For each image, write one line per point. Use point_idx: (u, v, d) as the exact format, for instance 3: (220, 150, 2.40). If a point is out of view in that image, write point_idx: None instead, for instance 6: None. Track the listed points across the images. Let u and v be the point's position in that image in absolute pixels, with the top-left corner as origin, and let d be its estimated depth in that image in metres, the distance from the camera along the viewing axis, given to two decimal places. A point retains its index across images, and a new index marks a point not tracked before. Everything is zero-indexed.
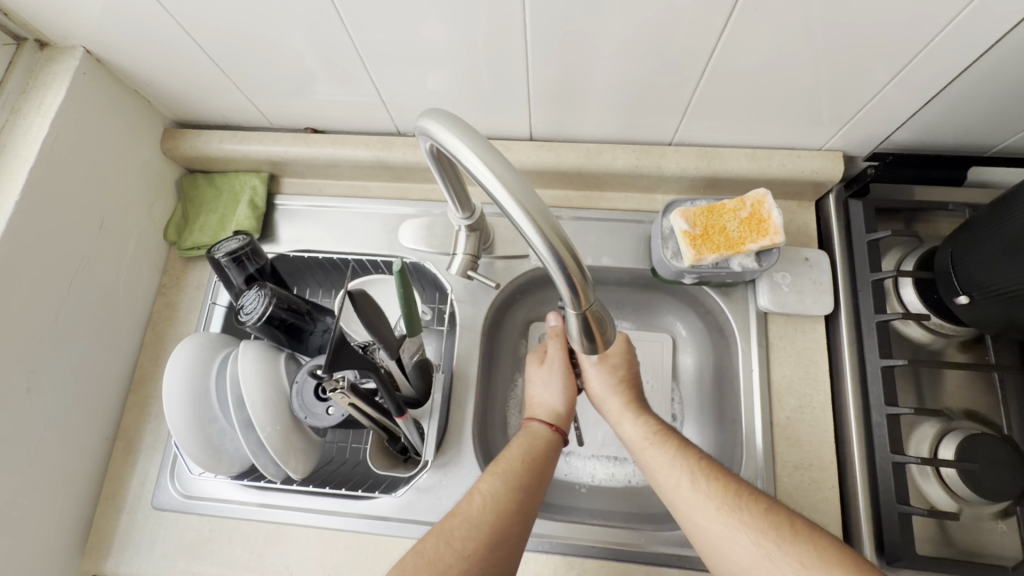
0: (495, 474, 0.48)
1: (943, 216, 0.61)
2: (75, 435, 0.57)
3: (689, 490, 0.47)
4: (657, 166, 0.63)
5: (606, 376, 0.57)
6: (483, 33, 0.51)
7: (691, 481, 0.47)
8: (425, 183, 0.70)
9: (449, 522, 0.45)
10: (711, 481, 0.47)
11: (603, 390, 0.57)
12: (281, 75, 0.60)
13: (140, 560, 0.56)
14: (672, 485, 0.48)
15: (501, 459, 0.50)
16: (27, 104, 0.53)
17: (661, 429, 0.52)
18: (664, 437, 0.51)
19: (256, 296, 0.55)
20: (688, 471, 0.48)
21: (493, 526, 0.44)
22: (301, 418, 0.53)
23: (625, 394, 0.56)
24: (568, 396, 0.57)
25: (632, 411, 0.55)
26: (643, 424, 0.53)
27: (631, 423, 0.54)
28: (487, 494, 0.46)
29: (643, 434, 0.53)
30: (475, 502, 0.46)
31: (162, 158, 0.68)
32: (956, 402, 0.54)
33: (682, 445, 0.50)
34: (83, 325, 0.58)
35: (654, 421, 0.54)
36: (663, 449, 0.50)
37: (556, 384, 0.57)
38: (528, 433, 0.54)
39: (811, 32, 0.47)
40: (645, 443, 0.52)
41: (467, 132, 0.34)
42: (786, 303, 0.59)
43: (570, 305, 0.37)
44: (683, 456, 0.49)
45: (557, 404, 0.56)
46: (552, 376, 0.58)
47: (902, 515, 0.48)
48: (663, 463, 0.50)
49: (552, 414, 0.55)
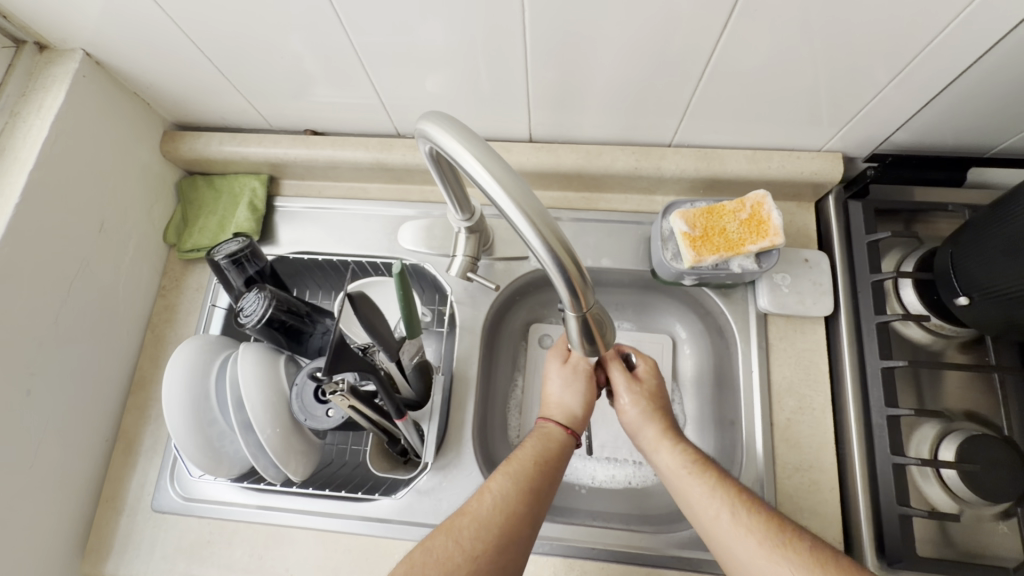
0: (506, 474, 0.48)
1: (943, 217, 0.60)
2: (75, 438, 0.57)
3: (729, 522, 0.44)
4: (657, 168, 0.63)
5: (641, 404, 0.55)
6: (482, 34, 0.51)
7: (731, 512, 0.45)
8: (424, 185, 0.70)
9: (458, 521, 0.45)
10: (752, 515, 0.44)
11: (639, 417, 0.54)
12: (280, 77, 0.60)
13: (140, 562, 0.56)
14: (711, 516, 0.45)
15: (513, 461, 0.49)
16: (27, 106, 0.53)
17: (699, 458, 0.50)
18: (703, 467, 0.49)
19: (256, 299, 0.55)
20: (726, 502, 0.46)
21: (503, 528, 0.44)
22: (301, 421, 0.52)
23: (660, 421, 0.54)
24: (587, 400, 0.55)
25: (669, 438, 0.52)
26: (680, 452, 0.51)
27: (667, 451, 0.51)
28: (498, 493, 0.46)
29: (680, 463, 0.50)
30: (485, 502, 0.46)
31: (161, 160, 0.68)
32: (956, 403, 0.54)
33: (720, 475, 0.48)
34: (83, 327, 0.58)
35: (693, 449, 0.51)
36: (702, 479, 0.48)
37: (576, 387, 0.56)
38: (541, 433, 0.52)
39: (810, 33, 0.47)
40: (682, 471, 0.49)
41: (466, 134, 0.34)
42: (786, 304, 0.59)
43: (570, 307, 0.37)
44: (722, 487, 0.47)
45: (575, 407, 0.54)
46: (574, 378, 0.56)
47: (902, 516, 0.48)
48: (702, 493, 0.47)
49: (569, 416, 0.54)
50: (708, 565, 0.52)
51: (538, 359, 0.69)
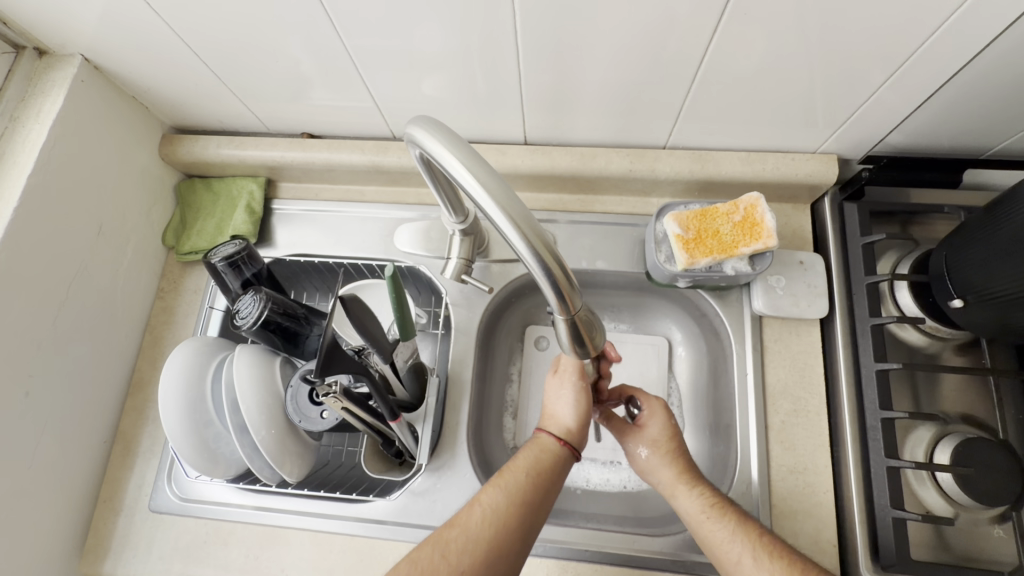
0: (498, 487, 0.48)
1: (938, 218, 0.60)
2: (74, 438, 0.58)
3: (752, 567, 0.44)
4: (651, 170, 0.63)
5: (648, 452, 0.54)
6: (476, 39, 0.51)
7: (753, 557, 0.44)
8: (420, 187, 0.70)
9: (447, 533, 0.45)
10: (776, 560, 0.44)
11: (650, 463, 0.54)
12: (277, 81, 0.60)
13: (137, 562, 0.57)
14: (733, 560, 0.45)
15: (507, 472, 0.49)
16: (26, 111, 0.54)
17: (719, 501, 0.49)
18: (723, 511, 0.48)
19: (251, 301, 0.56)
20: (747, 545, 0.45)
21: (492, 543, 0.44)
22: (296, 422, 0.53)
23: (675, 465, 0.52)
24: (581, 411, 0.53)
25: (686, 482, 0.51)
26: (699, 496, 0.49)
27: (686, 496, 0.50)
28: (488, 506, 0.46)
29: (699, 507, 0.49)
30: (475, 515, 0.46)
31: (160, 163, 0.68)
32: (952, 406, 0.54)
33: (741, 519, 0.47)
34: (82, 330, 0.58)
35: (712, 492, 0.50)
36: (723, 522, 0.47)
37: (568, 396, 0.53)
38: (538, 446, 0.51)
39: (803, 34, 0.47)
40: (702, 516, 0.48)
41: (452, 139, 0.34)
42: (780, 306, 0.59)
43: (558, 311, 0.37)
44: (743, 531, 0.46)
45: (566, 416, 0.53)
46: (565, 387, 0.54)
47: (896, 520, 0.47)
48: (723, 537, 0.46)
49: (562, 428, 0.52)
50: (701, 568, 0.52)
51: (534, 361, 0.69)
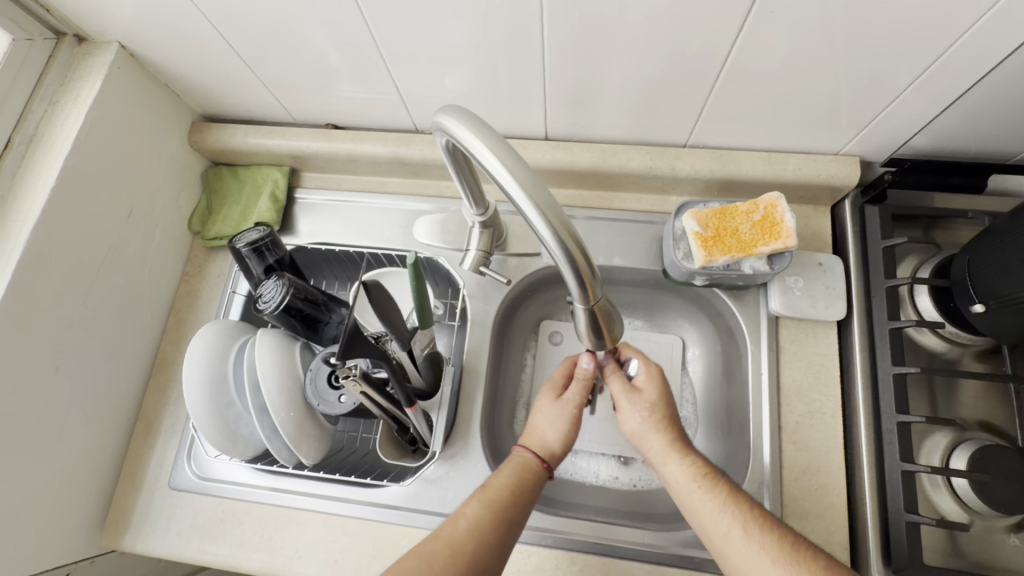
0: (482, 501, 0.48)
1: (964, 223, 0.59)
2: (99, 414, 0.59)
3: (742, 539, 0.44)
4: (672, 168, 0.63)
5: (643, 413, 0.54)
6: (501, 34, 0.52)
7: (743, 528, 0.44)
8: (441, 180, 0.71)
9: (430, 545, 0.45)
10: (765, 532, 0.44)
11: (643, 427, 0.54)
12: (305, 71, 0.61)
13: (156, 538, 0.58)
14: (722, 531, 0.45)
15: (491, 487, 0.49)
16: (64, 96, 0.56)
17: (709, 470, 0.49)
18: (713, 481, 0.48)
19: (274, 286, 0.57)
20: (737, 518, 0.45)
21: (475, 555, 0.44)
22: (314, 406, 0.54)
23: (668, 433, 0.52)
24: (567, 436, 0.54)
25: (677, 451, 0.51)
26: (690, 465, 0.50)
27: (677, 464, 0.50)
28: (472, 519, 0.46)
29: (689, 476, 0.49)
30: (460, 528, 0.46)
31: (188, 150, 0.70)
32: (970, 413, 0.54)
33: (732, 490, 0.47)
34: (109, 309, 0.60)
35: (702, 460, 0.50)
36: (713, 493, 0.47)
37: (561, 424, 0.54)
38: (517, 463, 0.52)
39: (831, 33, 0.47)
40: (693, 485, 0.48)
41: (480, 127, 0.35)
42: (798, 308, 0.58)
43: (579, 300, 0.37)
44: (733, 501, 0.46)
45: (554, 444, 0.54)
46: (562, 415, 0.55)
47: (910, 524, 0.47)
48: (713, 507, 0.46)
49: (545, 449, 0.53)
50: (709, 565, 0.52)
51: (548, 356, 0.70)
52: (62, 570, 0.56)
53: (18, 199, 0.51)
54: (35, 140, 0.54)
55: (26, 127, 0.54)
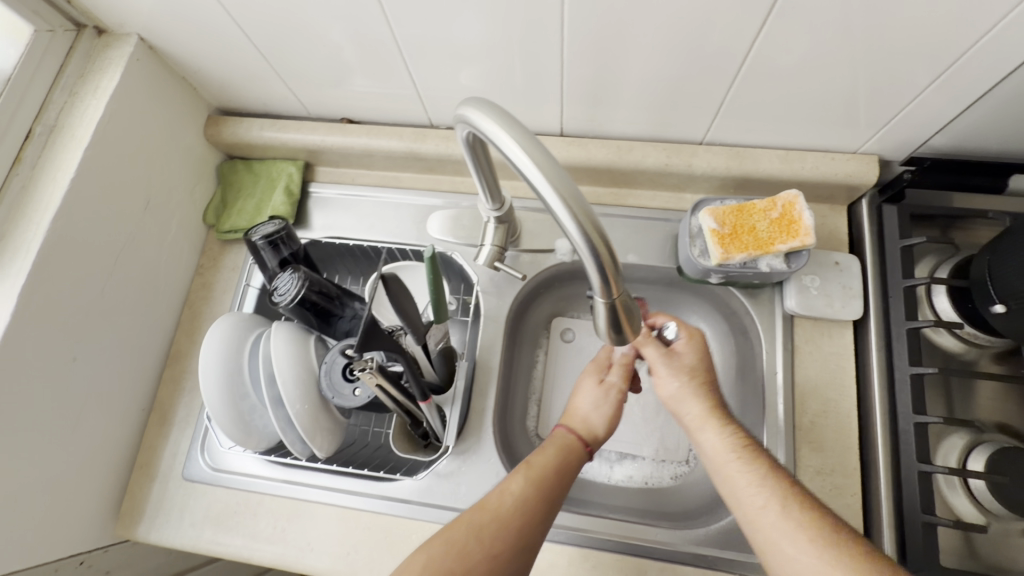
0: (527, 477, 0.48)
1: (983, 224, 0.59)
2: (114, 405, 0.60)
3: (776, 514, 0.43)
4: (688, 165, 0.63)
5: (681, 378, 0.54)
6: (519, 29, 0.52)
7: (781, 505, 0.43)
8: (455, 175, 0.71)
9: (478, 518, 0.46)
10: (804, 512, 0.42)
11: (681, 393, 0.53)
12: (321, 65, 0.61)
13: (170, 528, 0.59)
14: (757, 505, 0.44)
15: (534, 464, 0.50)
16: (84, 87, 0.56)
17: (749, 443, 0.48)
18: (755, 454, 0.47)
19: (290, 279, 0.57)
20: (776, 493, 0.44)
21: (520, 528, 0.45)
22: (329, 398, 0.54)
23: (706, 399, 0.52)
24: (608, 420, 0.55)
25: (718, 421, 0.51)
26: (728, 435, 0.49)
27: (714, 433, 0.50)
28: (517, 494, 0.47)
29: (728, 446, 0.48)
30: (506, 502, 0.47)
31: (204, 143, 0.70)
32: (987, 415, 0.53)
33: (771, 466, 0.46)
34: (125, 300, 0.60)
35: (742, 432, 0.49)
36: (751, 466, 0.46)
37: (605, 408, 0.55)
38: (561, 444, 0.52)
39: (852, 31, 0.47)
40: (730, 454, 0.48)
41: (505, 119, 0.35)
42: (815, 307, 0.58)
43: (599, 294, 0.37)
44: (773, 477, 0.45)
45: (599, 427, 0.54)
46: (605, 399, 0.56)
47: (927, 525, 0.47)
48: (750, 480, 0.45)
49: (587, 431, 0.54)
50: (723, 563, 0.52)
51: (560, 353, 0.70)
52: (77, 559, 0.56)
53: (39, 188, 0.52)
54: (55, 131, 0.54)
55: (47, 117, 0.54)
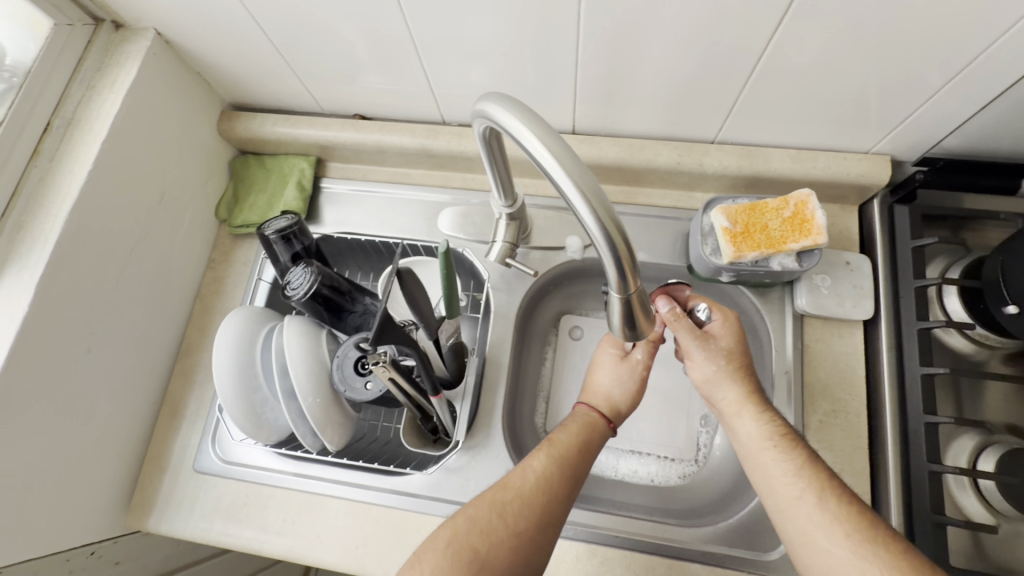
0: (550, 455, 0.49)
1: (994, 225, 0.59)
2: (127, 396, 0.60)
3: (812, 505, 0.44)
4: (699, 164, 0.63)
5: (717, 362, 0.54)
6: (532, 27, 0.52)
7: (817, 497, 0.44)
8: (466, 172, 0.72)
9: (501, 493, 0.46)
10: (842, 505, 0.43)
11: (716, 377, 0.54)
12: (334, 62, 0.62)
13: (180, 519, 0.59)
14: (792, 495, 0.45)
15: (556, 441, 0.51)
16: (102, 80, 0.57)
17: (787, 433, 0.49)
18: (792, 444, 0.48)
19: (302, 273, 0.57)
20: (812, 485, 0.45)
21: (544, 506, 0.46)
22: (340, 391, 0.54)
23: (742, 385, 0.53)
24: (630, 395, 0.57)
25: (754, 408, 0.51)
26: (766, 423, 0.50)
27: (751, 420, 0.51)
28: (541, 472, 0.48)
29: (765, 434, 0.49)
30: (528, 478, 0.47)
31: (218, 138, 0.71)
32: (997, 416, 0.53)
33: (809, 457, 0.47)
34: (139, 292, 0.61)
35: (780, 422, 0.50)
36: (789, 456, 0.47)
37: (628, 384, 0.57)
38: (584, 421, 0.54)
39: (867, 32, 0.47)
40: (766, 443, 0.49)
41: (525, 114, 0.35)
42: (825, 307, 0.58)
43: (615, 288, 0.37)
44: (810, 468, 0.46)
45: (621, 404, 0.56)
46: (628, 375, 0.57)
47: (937, 525, 0.47)
48: (787, 469, 0.47)
49: (609, 409, 0.56)
50: (731, 561, 0.52)
51: (568, 350, 0.70)
52: (88, 549, 0.57)
53: (56, 180, 0.52)
54: (73, 123, 0.55)
55: (65, 110, 0.55)
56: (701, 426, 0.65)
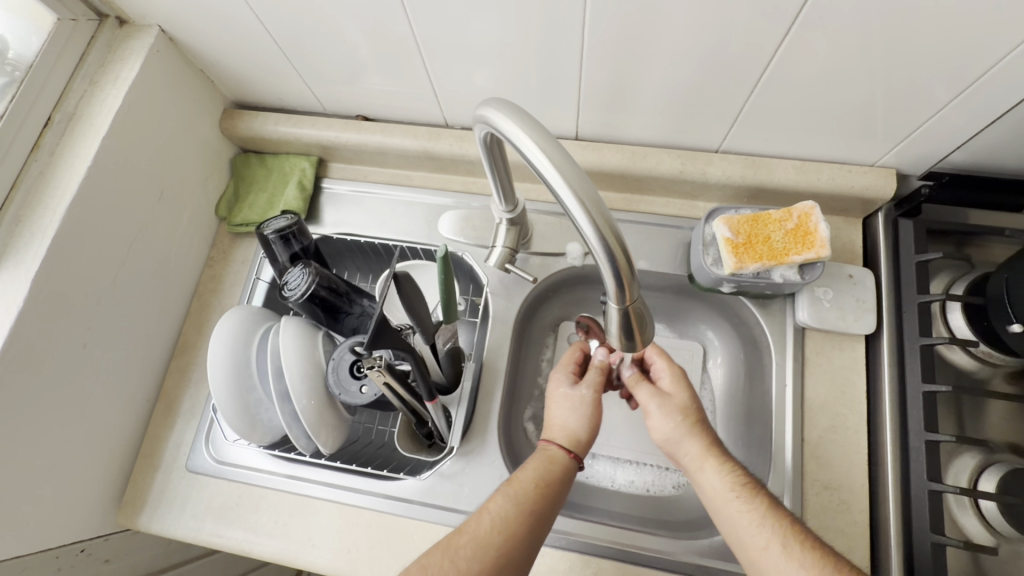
0: (507, 496, 0.47)
1: (998, 241, 0.58)
2: (122, 393, 0.60)
3: (779, 554, 0.43)
4: (702, 172, 0.63)
5: (674, 418, 0.54)
6: (537, 31, 0.52)
7: (782, 544, 0.44)
8: (467, 176, 0.71)
9: (456, 540, 0.44)
10: (807, 551, 0.43)
11: (675, 434, 0.53)
12: (337, 62, 0.61)
13: (171, 519, 0.58)
14: (759, 546, 0.44)
15: (516, 482, 0.48)
16: (104, 76, 0.56)
17: (748, 482, 0.48)
18: (754, 492, 0.47)
19: (300, 274, 0.56)
20: (776, 532, 0.44)
21: (500, 550, 0.44)
22: (335, 394, 0.53)
23: (704, 438, 0.52)
24: (587, 421, 0.53)
25: (716, 458, 0.50)
26: (728, 474, 0.49)
27: (714, 472, 0.49)
28: (496, 513, 0.45)
29: (728, 485, 0.48)
30: (484, 523, 0.45)
31: (219, 136, 0.71)
32: (999, 436, 0.52)
33: (771, 503, 0.47)
34: (136, 290, 0.60)
35: (741, 471, 0.49)
36: (752, 505, 0.46)
37: (583, 410, 0.54)
38: (544, 457, 0.51)
39: (874, 45, 0.46)
40: (730, 495, 0.48)
41: (526, 120, 0.35)
42: (825, 319, 0.58)
43: (614, 299, 0.37)
44: (772, 516, 0.45)
45: (580, 431, 0.53)
46: (581, 403, 0.54)
47: (936, 545, 0.46)
48: (751, 520, 0.46)
49: (571, 439, 0.52)
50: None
51: None
52: (78, 546, 0.56)
53: (56, 175, 0.52)
54: (74, 118, 0.54)
55: (66, 105, 0.54)
56: None
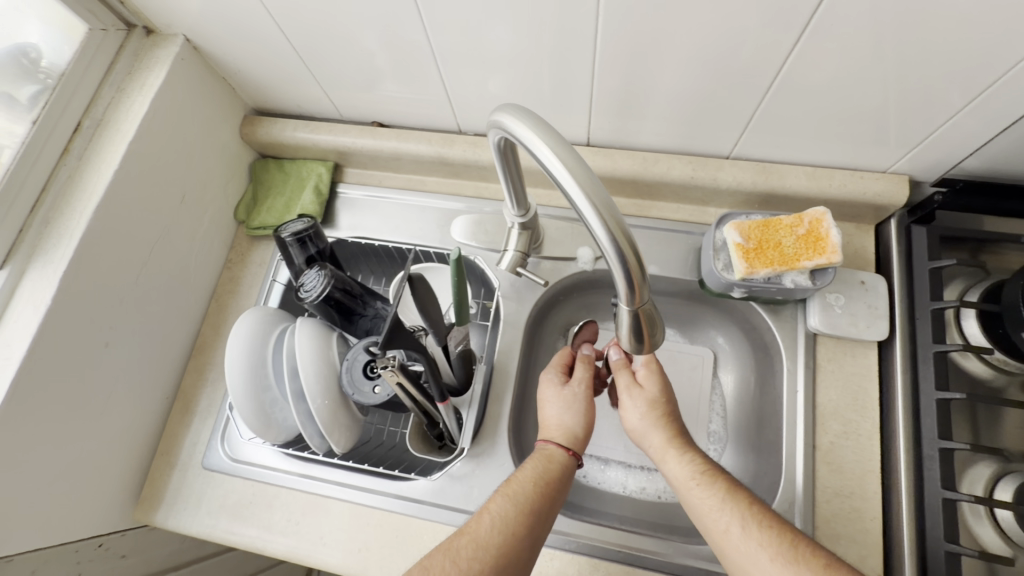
0: (506, 496, 0.47)
1: (1013, 248, 0.58)
2: (142, 389, 0.62)
3: (740, 535, 0.43)
4: (714, 178, 0.63)
5: (642, 410, 0.54)
6: (551, 38, 0.53)
7: (742, 526, 0.44)
8: (479, 181, 0.72)
9: (456, 542, 0.44)
10: (765, 530, 0.43)
11: (643, 425, 0.54)
12: (353, 69, 0.63)
13: (186, 515, 0.60)
14: (722, 530, 0.44)
15: (515, 482, 0.48)
16: (132, 83, 0.58)
17: (710, 469, 0.48)
18: (714, 478, 0.47)
19: (316, 276, 0.57)
20: (736, 514, 0.44)
21: (501, 549, 0.44)
22: (348, 394, 0.54)
23: (668, 429, 0.52)
24: (582, 418, 0.54)
25: (677, 448, 0.51)
26: (690, 462, 0.49)
27: (675, 461, 0.50)
28: (496, 514, 0.46)
29: (689, 473, 0.48)
30: (484, 523, 0.45)
31: (240, 142, 0.73)
32: (1016, 445, 0.52)
33: (731, 487, 0.47)
34: (158, 289, 0.62)
35: (702, 458, 0.49)
36: (712, 490, 0.46)
37: (578, 408, 0.54)
38: (542, 455, 0.51)
39: (885, 51, 0.47)
40: (692, 482, 0.48)
41: (540, 125, 0.35)
42: (837, 326, 0.58)
43: (625, 300, 0.38)
44: (732, 500, 0.45)
45: (576, 426, 0.53)
46: (574, 400, 0.55)
47: (950, 555, 0.45)
48: (711, 505, 0.46)
49: (569, 436, 0.53)
50: None
51: None
52: (96, 540, 0.58)
53: (84, 179, 0.54)
54: (102, 124, 0.56)
55: (96, 111, 0.57)
56: (710, 442, 0.65)
